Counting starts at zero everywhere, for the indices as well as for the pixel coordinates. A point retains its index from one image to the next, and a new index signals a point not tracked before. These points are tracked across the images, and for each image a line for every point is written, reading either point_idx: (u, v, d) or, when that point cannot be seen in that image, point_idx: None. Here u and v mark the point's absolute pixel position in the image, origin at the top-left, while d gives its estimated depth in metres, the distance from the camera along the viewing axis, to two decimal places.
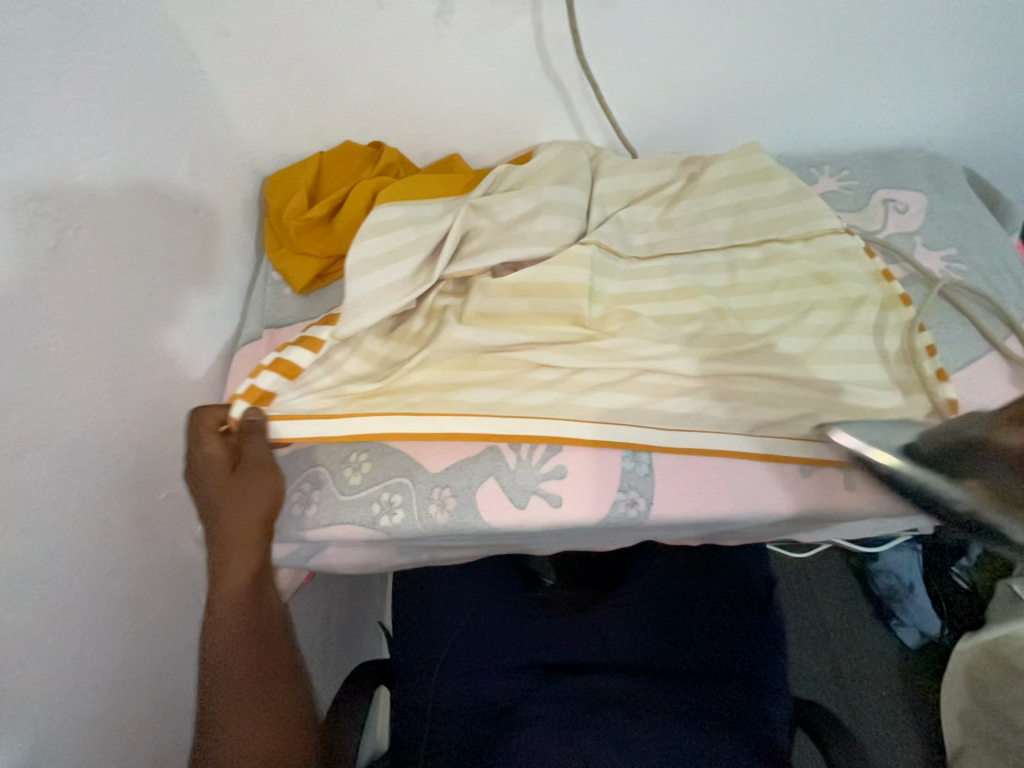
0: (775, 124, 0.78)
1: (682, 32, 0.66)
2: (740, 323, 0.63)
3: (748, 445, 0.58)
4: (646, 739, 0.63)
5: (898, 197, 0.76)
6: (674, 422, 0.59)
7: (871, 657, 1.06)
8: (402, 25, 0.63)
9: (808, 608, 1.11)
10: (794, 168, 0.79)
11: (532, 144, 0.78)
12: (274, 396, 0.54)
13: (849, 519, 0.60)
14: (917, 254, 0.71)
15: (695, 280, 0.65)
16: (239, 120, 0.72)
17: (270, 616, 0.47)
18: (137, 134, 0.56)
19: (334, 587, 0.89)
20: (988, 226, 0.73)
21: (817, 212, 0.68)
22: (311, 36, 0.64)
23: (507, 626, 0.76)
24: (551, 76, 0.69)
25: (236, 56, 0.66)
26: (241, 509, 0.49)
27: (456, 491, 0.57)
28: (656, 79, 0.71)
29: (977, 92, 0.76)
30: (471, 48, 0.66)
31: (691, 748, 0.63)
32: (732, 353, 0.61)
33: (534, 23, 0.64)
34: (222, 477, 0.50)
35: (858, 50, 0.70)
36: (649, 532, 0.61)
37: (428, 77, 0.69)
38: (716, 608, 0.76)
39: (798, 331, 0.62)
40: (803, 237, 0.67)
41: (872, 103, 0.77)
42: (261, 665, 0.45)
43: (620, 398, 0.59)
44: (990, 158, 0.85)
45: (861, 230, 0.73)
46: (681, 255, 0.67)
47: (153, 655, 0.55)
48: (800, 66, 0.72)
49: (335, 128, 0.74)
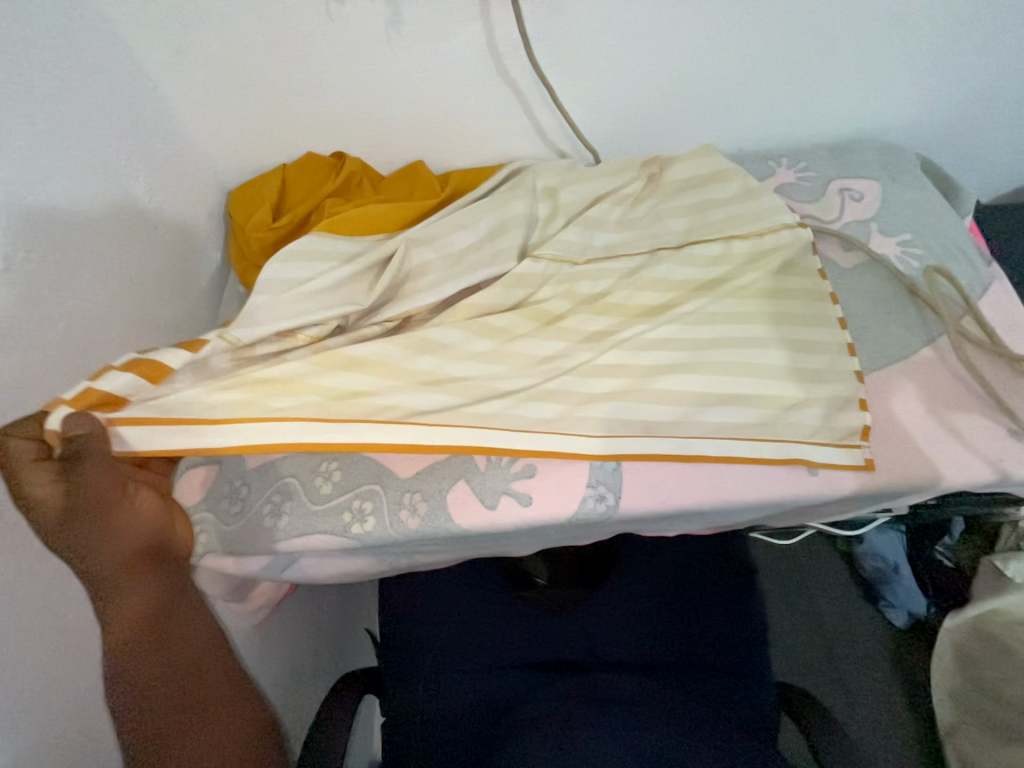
0: (732, 119, 0.80)
1: (632, 33, 0.67)
2: (693, 321, 0.64)
3: (711, 438, 0.58)
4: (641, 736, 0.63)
5: (854, 186, 0.77)
6: (641, 416, 0.59)
7: (859, 639, 1.07)
8: (355, 35, 0.64)
9: (796, 594, 1.12)
10: (753, 162, 0.81)
11: (494, 148, 0.79)
12: (125, 402, 0.50)
13: (815, 505, 0.60)
14: (873, 241, 0.73)
15: (652, 280, 0.66)
16: (199, 135, 0.72)
17: (185, 633, 0.46)
18: (89, 152, 0.56)
19: (321, 598, 0.88)
20: (941, 211, 0.75)
21: (770, 209, 0.70)
22: (266, 50, 0.65)
23: (494, 628, 0.76)
24: (508, 81, 0.70)
25: (190, 72, 0.66)
26: (118, 538, 0.45)
27: (427, 495, 0.57)
28: (611, 80, 0.72)
29: (925, 80, 0.78)
30: (426, 56, 0.67)
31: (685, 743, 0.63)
32: (692, 348, 0.62)
33: (485, 30, 0.65)
34: (63, 517, 0.43)
35: (806, 44, 0.72)
36: (623, 527, 0.61)
37: (385, 85, 0.69)
38: (700, 600, 0.77)
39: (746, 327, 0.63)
40: (756, 234, 0.69)
41: (823, 95, 0.79)
42: (187, 680, 0.45)
43: (586, 395, 0.59)
44: (943, 144, 0.87)
45: (818, 220, 0.75)
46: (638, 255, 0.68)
47: None
48: (751, 62, 0.73)
49: (296, 140, 0.74)
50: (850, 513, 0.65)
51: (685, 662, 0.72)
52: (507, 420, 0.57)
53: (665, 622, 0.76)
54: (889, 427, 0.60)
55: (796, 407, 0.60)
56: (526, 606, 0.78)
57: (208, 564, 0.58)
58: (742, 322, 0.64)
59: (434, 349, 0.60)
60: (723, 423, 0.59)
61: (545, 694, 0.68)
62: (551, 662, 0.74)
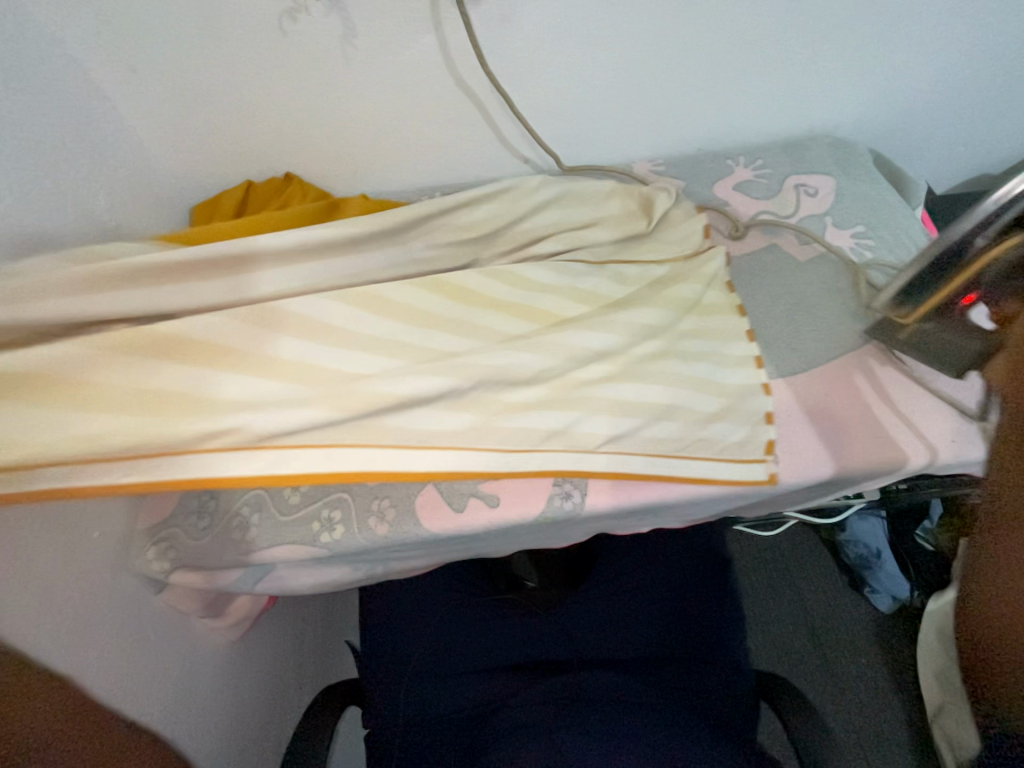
0: (688, 120, 0.82)
1: (584, 41, 0.69)
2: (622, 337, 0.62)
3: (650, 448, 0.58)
4: (623, 736, 0.61)
5: (808, 182, 0.79)
6: (576, 433, 0.57)
7: (841, 624, 1.09)
8: (310, 49, 0.64)
9: (779, 584, 1.13)
10: (711, 162, 0.83)
11: (456, 155, 0.80)
12: None
13: (779, 494, 0.61)
14: (828, 234, 0.75)
15: (578, 294, 0.64)
16: (159, 153, 0.73)
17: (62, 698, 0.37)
18: (46, 172, 0.56)
19: (303, 610, 0.88)
20: (892, 203, 0.77)
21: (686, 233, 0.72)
22: (222, 68, 0.65)
23: (475, 632, 0.77)
24: (466, 90, 0.71)
25: (147, 90, 0.66)
26: None
27: (395, 501, 0.57)
28: (567, 87, 0.74)
29: (872, 78, 0.80)
30: (383, 66, 0.67)
31: (671, 741, 0.61)
32: (629, 362, 0.61)
33: (439, 41, 0.66)
34: None
35: (755, 47, 0.74)
36: (592, 523, 0.62)
37: (344, 97, 0.70)
38: (677, 593, 0.78)
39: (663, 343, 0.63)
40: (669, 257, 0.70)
41: (775, 95, 0.81)
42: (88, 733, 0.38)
43: (516, 405, 0.57)
44: (892, 138, 0.90)
45: (774, 216, 0.76)
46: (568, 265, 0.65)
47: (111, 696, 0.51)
48: (703, 64, 0.75)
49: (259, 154, 0.75)
50: (816, 500, 0.67)
51: (665, 654, 0.73)
52: (432, 435, 0.54)
53: (645, 617, 0.76)
54: (849, 414, 0.62)
55: (705, 424, 0.60)
56: (507, 608, 0.79)
57: (179, 580, 0.58)
58: (671, 338, 0.64)
59: (366, 364, 0.53)
60: (650, 438, 0.59)
61: (527, 697, 0.68)
62: (533, 664, 0.74)
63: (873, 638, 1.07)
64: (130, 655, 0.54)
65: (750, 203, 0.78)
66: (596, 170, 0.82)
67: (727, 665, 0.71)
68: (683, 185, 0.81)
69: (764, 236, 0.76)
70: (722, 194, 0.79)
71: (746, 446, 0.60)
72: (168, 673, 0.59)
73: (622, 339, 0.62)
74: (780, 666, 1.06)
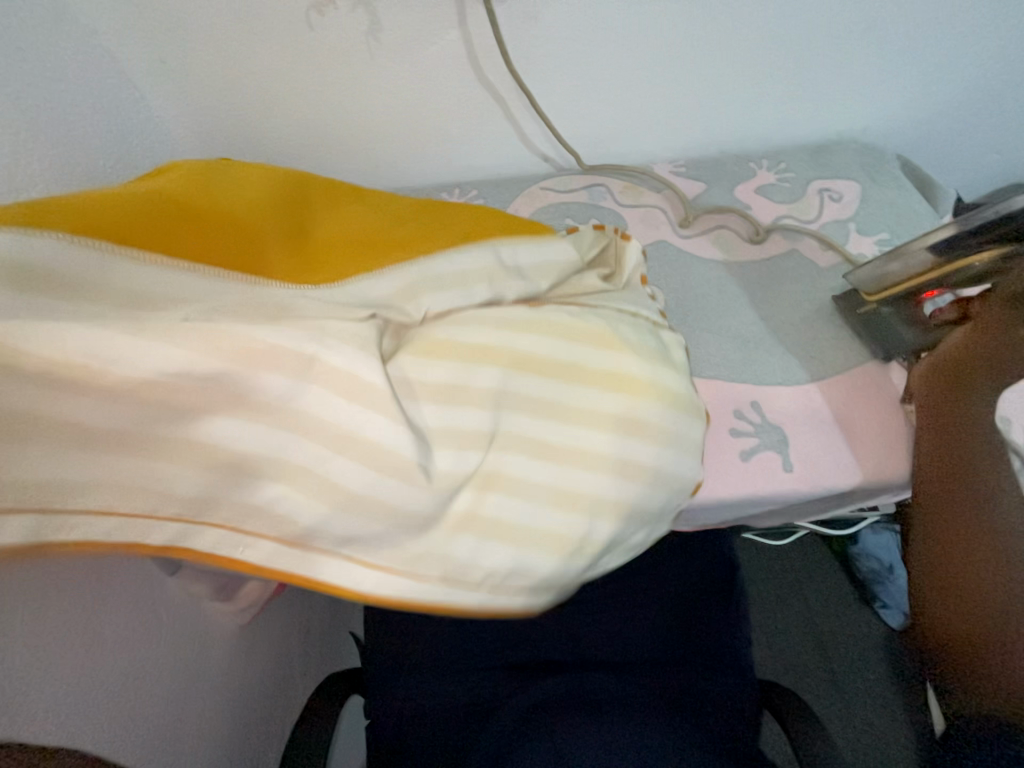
0: (710, 122, 0.81)
1: (608, 39, 0.68)
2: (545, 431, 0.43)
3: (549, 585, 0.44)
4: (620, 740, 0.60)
5: (833, 187, 0.78)
6: (461, 566, 0.38)
7: (850, 640, 1.07)
8: (336, 44, 0.65)
9: (787, 595, 1.12)
10: (733, 165, 0.82)
11: (477, 152, 0.80)
12: None
13: (792, 502, 0.60)
14: (851, 240, 0.73)
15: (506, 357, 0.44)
16: (186, 143, 0.74)
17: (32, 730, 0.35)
18: (73, 161, 0.57)
19: (311, 597, 0.90)
20: (919, 210, 0.75)
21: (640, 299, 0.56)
22: (249, 61, 0.66)
23: (478, 628, 0.77)
24: (488, 87, 0.71)
25: (175, 82, 0.67)
26: None
27: None
28: (590, 86, 0.74)
29: (904, 82, 0.78)
30: (407, 62, 0.68)
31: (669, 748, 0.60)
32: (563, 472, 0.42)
33: (463, 38, 0.66)
34: None
35: (783, 49, 0.73)
36: None
37: (368, 93, 0.71)
38: (684, 598, 0.77)
39: (602, 443, 0.43)
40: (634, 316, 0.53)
41: (801, 97, 0.79)
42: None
43: (413, 519, 0.37)
44: (921, 144, 0.88)
45: (796, 220, 0.75)
46: (500, 312, 0.46)
47: (121, 673, 0.52)
48: (729, 65, 0.74)
49: (282, 146, 0.76)
50: (829, 511, 0.65)
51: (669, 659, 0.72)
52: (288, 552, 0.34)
53: (650, 621, 0.75)
54: (867, 424, 0.61)
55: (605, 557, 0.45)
56: None
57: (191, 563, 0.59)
58: (642, 437, 0.45)
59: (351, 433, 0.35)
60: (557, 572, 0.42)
61: (527, 695, 0.68)
62: (535, 665, 0.73)
63: (883, 655, 1.05)
64: (141, 635, 0.55)
65: (772, 207, 0.77)
66: (617, 170, 0.82)
67: (731, 672, 0.70)
68: (704, 187, 0.80)
69: (786, 241, 0.74)
70: (744, 198, 0.78)
71: (758, 452, 0.59)
72: (177, 655, 0.60)
73: (573, 429, 0.43)
74: (785, 677, 1.04)
